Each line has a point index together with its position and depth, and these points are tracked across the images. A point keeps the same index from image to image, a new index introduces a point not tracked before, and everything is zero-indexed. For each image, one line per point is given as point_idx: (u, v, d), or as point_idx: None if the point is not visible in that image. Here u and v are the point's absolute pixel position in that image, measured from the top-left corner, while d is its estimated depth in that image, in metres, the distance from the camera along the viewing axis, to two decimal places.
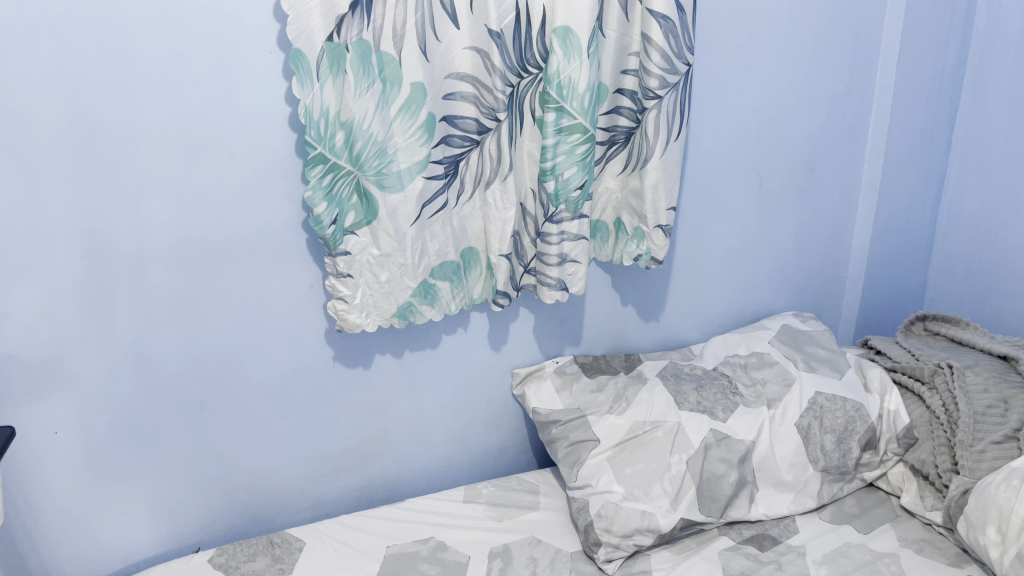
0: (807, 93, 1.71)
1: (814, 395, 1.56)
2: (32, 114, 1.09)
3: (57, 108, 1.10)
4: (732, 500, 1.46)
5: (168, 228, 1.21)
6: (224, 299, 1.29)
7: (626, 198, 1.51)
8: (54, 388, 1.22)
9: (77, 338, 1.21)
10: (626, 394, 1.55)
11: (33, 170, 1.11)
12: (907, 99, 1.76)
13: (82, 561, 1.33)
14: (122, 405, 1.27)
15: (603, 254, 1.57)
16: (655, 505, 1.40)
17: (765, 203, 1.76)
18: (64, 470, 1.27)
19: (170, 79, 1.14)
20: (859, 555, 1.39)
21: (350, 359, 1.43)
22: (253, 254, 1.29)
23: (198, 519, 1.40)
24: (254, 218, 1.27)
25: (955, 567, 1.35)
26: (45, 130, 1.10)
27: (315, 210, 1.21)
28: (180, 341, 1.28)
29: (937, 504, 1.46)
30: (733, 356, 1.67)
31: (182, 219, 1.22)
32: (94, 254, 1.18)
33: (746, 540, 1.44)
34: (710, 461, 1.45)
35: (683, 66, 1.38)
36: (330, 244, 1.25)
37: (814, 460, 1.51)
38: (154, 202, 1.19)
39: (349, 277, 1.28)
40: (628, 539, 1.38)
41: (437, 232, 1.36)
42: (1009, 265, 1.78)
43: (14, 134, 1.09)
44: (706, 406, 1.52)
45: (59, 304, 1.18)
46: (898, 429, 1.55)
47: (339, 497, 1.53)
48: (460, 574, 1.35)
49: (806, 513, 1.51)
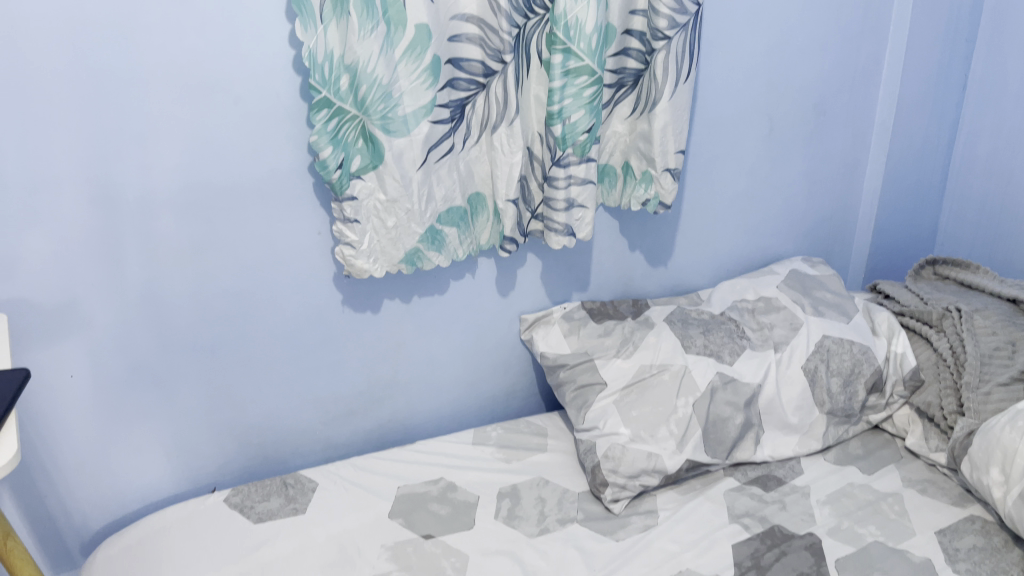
0: (820, 33, 1.67)
1: (821, 338, 1.56)
2: (35, 56, 1.08)
3: (60, 52, 1.09)
4: (738, 442, 1.48)
5: (175, 173, 1.22)
6: (232, 245, 1.30)
7: (634, 141, 1.50)
8: (67, 333, 1.24)
9: (88, 283, 1.22)
10: (634, 337, 1.56)
11: (38, 115, 1.11)
12: (922, 38, 1.73)
13: (100, 501, 1.36)
14: (134, 349, 1.29)
15: (610, 199, 1.56)
16: (662, 447, 1.42)
17: (775, 145, 1.74)
18: (80, 413, 1.29)
19: (172, 22, 1.13)
20: (862, 495, 1.42)
21: (359, 305, 1.44)
22: (260, 200, 1.29)
23: (213, 461, 1.43)
24: (261, 164, 1.27)
25: (958, 507, 1.38)
26: (48, 75, 1.10)
27: (321, 154, 1.22)
28: (190, 287, 1.29)
29: (941, 445, 1.47)
30: (741, 302, 1.66)
31: (188, 164, 1.22)
32: (101, 200, 1.18)
33: (751, 481, 1.46)
34: (716, 404, 1.46)
35: (693, 6, 1.35)
36: (337, 188, 1.25)
37: (820, 403, 1.53)
38: (159, 147, 1.19)
39: (356, 223, 1.29)
40: (635, 480, 1.41)
41: (443, 177, 1.35)
42: None
43: (17, 77, 1.08)
44: (713, 350, 1.53)
45: (68, 249, 1.19)
46: (905, 371, 1.56)
47: (350, 439, 1.56)
48: (470, 514, 1.39)
49: (811, 455, 1.53)
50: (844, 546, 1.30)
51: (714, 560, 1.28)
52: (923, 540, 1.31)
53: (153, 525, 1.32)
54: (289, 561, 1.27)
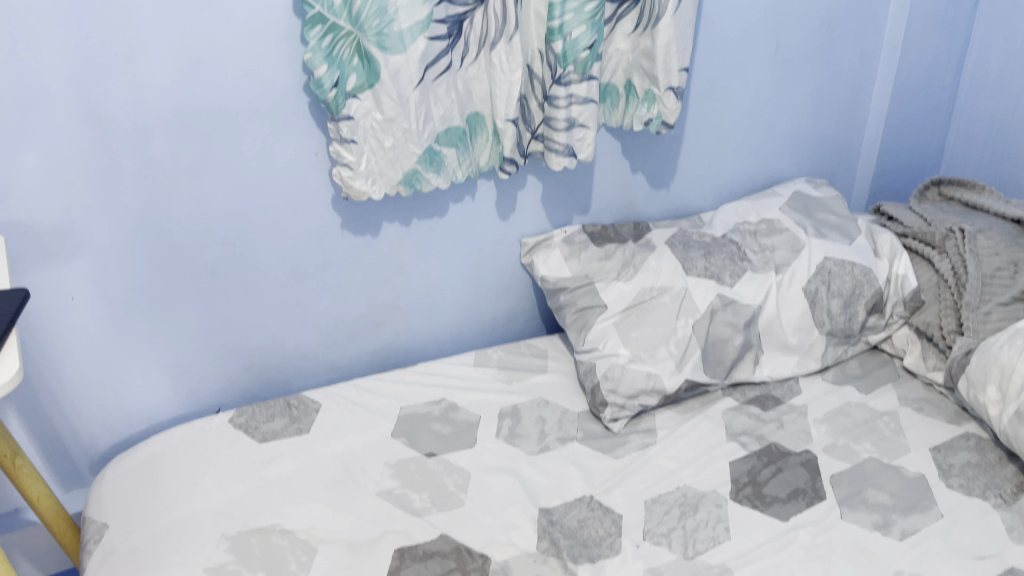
0: None
1: (823, 260, 1.55)
2: None
3: None
4: (737, 362, 1.49)
5: (168, 92, 1.19)
6: (229, 166, 1.28)
7: (637, 59, 1.46)
8: (65, 255, 1.23)
9: (84, 205, 1.21)
10: (635, 260, 1.55)
11: (25, 31, 1.08)
12: None
13: (107, 422, 1.38)
14: (134, 271, 1.29)
15: (612, 118, 1.54)
16: (661, 367, 1.43)
17: (781, 63, 1.70)
18: (83, 336, 1.30)
19: None
20: (859, 414, 1.44)
21: (357, 228, 1.43)
22: (255, 120, 1.27)
23: (217, 383, 1.45)
24: (255, 83, 1.24)
25: (953, 425, 1.40)
26: None
27: (315, 72, 1.19)
28: (188, 210, 1.28)
29: (939, 365, 1.48)
30: (743, 223, 1.64)
31: (181, 82, 1.19)
32: (94, 121, 1.16)
33: (749, 401, 1.48)
34: (716, 325, 1.47)
35: None
36: (333, 108, 1.23)
37: (820, 324, 1.53)
38: (151, 65, 1.16)
39: (353, 143, 1.27)
40: (634, 400, 1.43)
41: (441, 96, 1.33)
42: None
43: None
44: (714, 272, 1.52)
45: (63, 171, 1.18)
46: (906, 292, 1.56)
47: (353, 361, 1.57)
48: (471, 434, 1.42)
49: (809, 375, 1.54)
50: (838, 463, 1.34)
51: (712, 478, 1.32)
52: (917, 457, 1.34)
53: (161, 445, 1.35)
54: (297, 479, 1.30)
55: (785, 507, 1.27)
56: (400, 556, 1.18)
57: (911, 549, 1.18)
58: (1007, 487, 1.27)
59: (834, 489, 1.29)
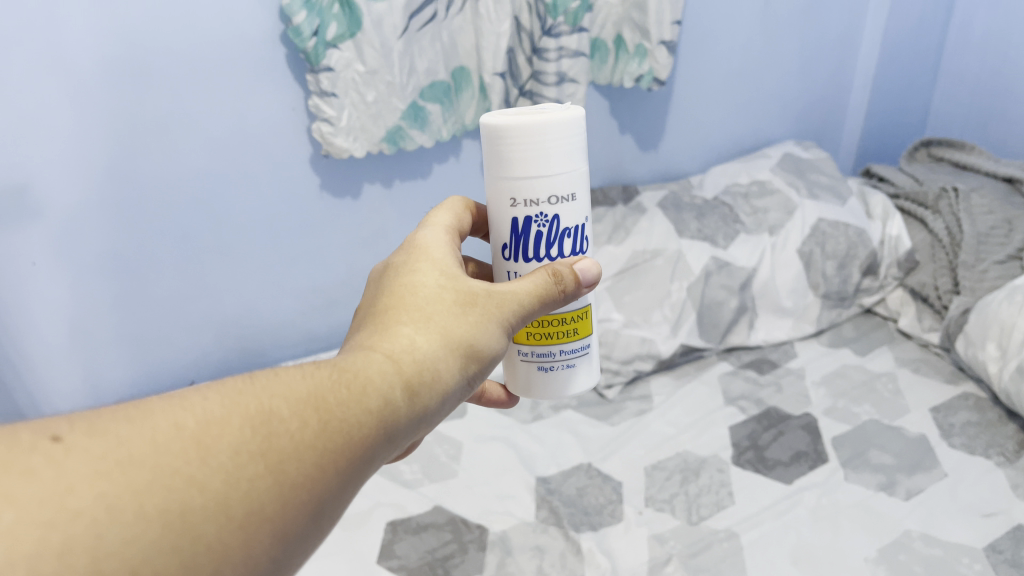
0: None
1: (817, 221, 1.52)
2: None
3: None
4: (732, 326, 1.46)
5: (108, 48, 1.13)
6: (199, 125, 1.24)
7: (627, 12, 1.38)
8: (27, 218, 1.19)
9: (44, 161, 1.16)
10: (626, 224, 1.51)
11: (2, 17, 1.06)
12: None
13: (73, 381, 1.35)
14: (100, 235, 1.25)
15: (593, 29, 1.37)
16: (656, 331, 1.40)
17: (769, 20, 1.62)
18: (45, 298, 1.26)
19: None
20: (857, 375, 1.41)
21: (338, 190, 1.40)
22: (229, 71, 1.23)
23: (189, 350, 1.42)
24: (226, 32, 1.20)
25: (951, 384, 1.37)
26: None
27: (294, 19, 1.14)
28: (159, 171, 1.25)
29: (935, 325, 1.46)
30: (734, 186, 1.60)
31: (123, 23, 1.13)
32: (63, 79, 1.13)
33: (745, 365, 1.45)
34: (711, 288, 1.44)
35: None
36: (313, 59, 1.18)
37: (814, 286, 1.51)
38: (87, 24, 1.11)
39: (334, 97, 1.22)
40: (629, 366, 1.38)
41: (426, 48, 1.28)
42: (1005, 88, 1.67)
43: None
44: (708, 234, 1.49)
45: (36, 126, 1.14)
46: (900, 254, 1.54)
47: (332, 331, 1.57)
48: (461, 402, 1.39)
49: (805, 339, 1.51)
50: (840, 426, 1.30)
51: (714, 441, 1.28)
52: (917, 417, 1.31)
53: None
54: None
55: (788, 470, 1.22)
56: (393, 529, 1.11)
57: (918, 508, 1.13)
58: (1009, 444, 1.23)
59: (837, 451, 1.25)
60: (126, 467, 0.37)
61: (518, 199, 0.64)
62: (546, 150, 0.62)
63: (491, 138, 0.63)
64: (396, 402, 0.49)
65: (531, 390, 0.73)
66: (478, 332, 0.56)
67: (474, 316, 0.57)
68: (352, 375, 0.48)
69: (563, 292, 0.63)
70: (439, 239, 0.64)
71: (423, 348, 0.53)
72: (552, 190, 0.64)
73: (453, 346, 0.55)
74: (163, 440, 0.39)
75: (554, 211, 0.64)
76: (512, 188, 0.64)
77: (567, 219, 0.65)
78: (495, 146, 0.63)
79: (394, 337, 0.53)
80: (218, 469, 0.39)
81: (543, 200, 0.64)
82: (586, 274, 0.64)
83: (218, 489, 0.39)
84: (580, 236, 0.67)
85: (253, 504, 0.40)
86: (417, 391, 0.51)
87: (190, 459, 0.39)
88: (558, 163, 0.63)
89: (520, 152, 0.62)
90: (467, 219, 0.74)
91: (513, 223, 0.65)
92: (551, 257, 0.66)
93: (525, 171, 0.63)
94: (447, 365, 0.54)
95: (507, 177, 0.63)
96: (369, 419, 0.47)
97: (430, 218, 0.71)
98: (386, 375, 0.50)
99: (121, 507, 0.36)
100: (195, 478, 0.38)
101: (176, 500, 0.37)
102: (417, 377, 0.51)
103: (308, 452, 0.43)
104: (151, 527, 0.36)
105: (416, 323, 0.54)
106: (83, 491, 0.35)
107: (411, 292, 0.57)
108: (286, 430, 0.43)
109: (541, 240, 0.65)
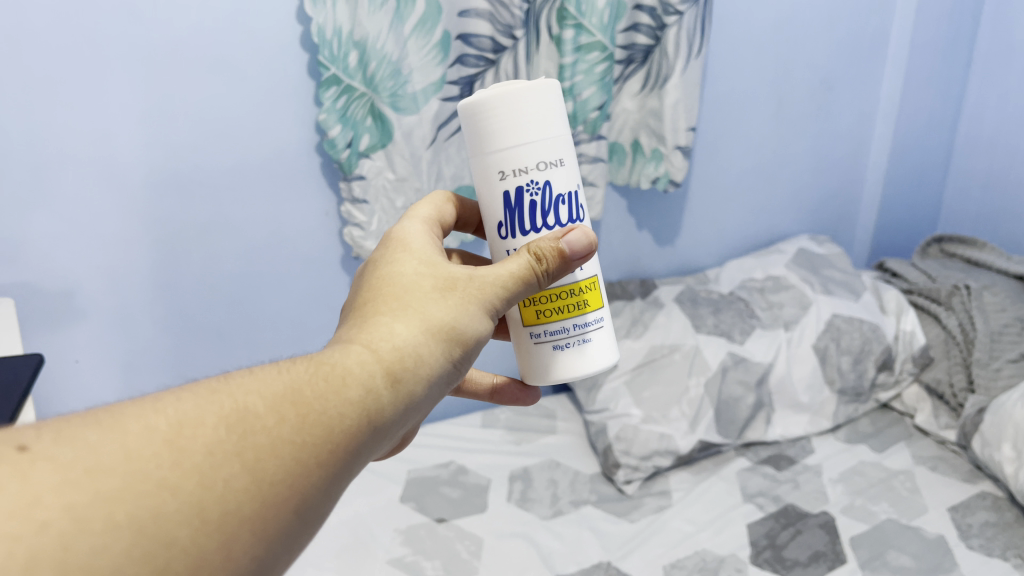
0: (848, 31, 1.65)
1: (831, 317, 1.56)
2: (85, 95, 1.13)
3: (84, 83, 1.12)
4: (750, 421, 1.48)
5: (154, 159, 1.21)
6: (237, 227, 1.31)
7: (645, 119, 1.45)
8: (71, 317, 1.25)
9: (92, 267, 1.23)
10: (644, 318, 1.59)
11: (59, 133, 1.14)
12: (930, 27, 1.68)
13: None
14: (140, 332, 1.31)
15: (612, 133, 1.47)
16: (675, 428, 1.43)
17: (783, 123, 1.69)
18: (87, 393, 1.32)
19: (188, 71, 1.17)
20: (874, 472, 1.42)
21: None
22: (267, 178, 1.30)
23: None
24: (265, 143, 1.27)
25: (968, 483, 1.38)
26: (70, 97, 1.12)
27: (330, 132, 1.22)
28: (198, 269, 1.31)
29: (951, 423, 1.48)
30: (750, 281, 1.66)
31: (170, 138, 1.20)
32: (111, 184, 1.20)
33: (763, 461, 1.46)
34: (728, 384, 1.47)
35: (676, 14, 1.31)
36: (346, 167, 1.26)
37: (830, 381, 1.53)
38: (137, 137, 1.18)
39: (365, 203, 1.29)
40: (647, 462, 1.41)
41: (452, 155, 1.34)
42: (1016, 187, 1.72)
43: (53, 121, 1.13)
44: (724, 329, 1.53)
45: (84, 230, 1.21)
46: (915, 349, 1.56)
47: None
48: (481, 494, 1.43)
49: (822, 434, 1.53)
50: (857, 525, 1.30)
51: (732, 540, 1.27)
52: (936, 518, 1.30)
53: None
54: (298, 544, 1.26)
55: (806, 570, 1.20)
56: None
57: None
58: None
59: (856, 552, 1.24)
60: (97, 473, 0.36)
61: (507, 171, 0.67)
62: (527, 114, 0.65)
63: (473, 114, 0.66)
64: (378, 390, 0.49)
65: (549, 373, 0.73)
66: (460, 320, 0.57)
67: (454, 302, 0.57)
68: (330, 367, 0.48)
69: (544, 279, 0.63)
70: (418, 232, 0.66)
71: (405, 338, 0.53)
72: (538, 157, 0.66)
73: (436, 335, 0.55)
74: (135, 441, 0.38)
75: (544, 178, 0.67)
76: (499, 161, 0.67)
77: (559, 185, 0.68)
78: (476, 122, 0.66)
79: (373, 329, 0.53)
80: (195, 465, 0.38)
81: (531, 167, 0.66)
82: (579, 245, 0.64)
83: (197, 488, 0.38)
84: (574, 203, 0.69)
85: (234, 502, 0.39)
86: (399, 377, 0.51)
87: (166, 458, 0.38)
88: (539, 126, 0.66)
89: (502, 121, 0.65)
90: (449, 211, 0.77)
91: (506, 196, 0.68)
92: (549, 227, 0.68)
93: (509, 140, 0.66)
94: (429, 354, 0.54)
95: (493, 148, 0.66)
96: (351, 408, 0.47)
97: (411, 209, 0.73)
98: (366, 366, 0.49)
99: (94, 518, 0.34)
100: (171, 480, 0.37)
101: (151, 500, 0.36)
102: (399, 365, 0.51)
103: (288, 441, 0.42)
104: (127, 535, 0.34)
105: (398, 316, 0.55)
106: (52, 500, 0.34)
107: (397, 289, 0.57)
108: (263, 423, 0.42)
109: (536, 211, 0.68)
